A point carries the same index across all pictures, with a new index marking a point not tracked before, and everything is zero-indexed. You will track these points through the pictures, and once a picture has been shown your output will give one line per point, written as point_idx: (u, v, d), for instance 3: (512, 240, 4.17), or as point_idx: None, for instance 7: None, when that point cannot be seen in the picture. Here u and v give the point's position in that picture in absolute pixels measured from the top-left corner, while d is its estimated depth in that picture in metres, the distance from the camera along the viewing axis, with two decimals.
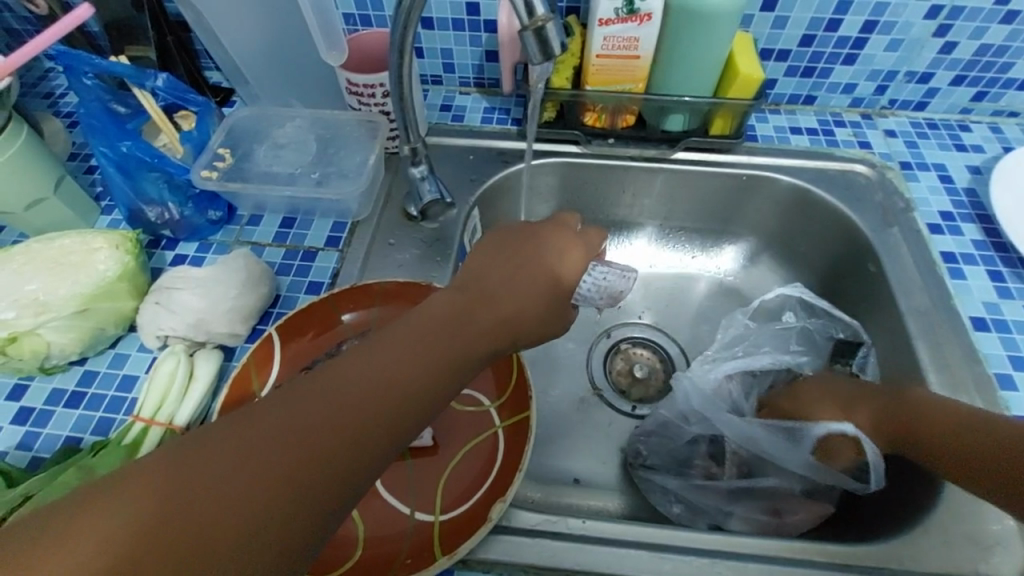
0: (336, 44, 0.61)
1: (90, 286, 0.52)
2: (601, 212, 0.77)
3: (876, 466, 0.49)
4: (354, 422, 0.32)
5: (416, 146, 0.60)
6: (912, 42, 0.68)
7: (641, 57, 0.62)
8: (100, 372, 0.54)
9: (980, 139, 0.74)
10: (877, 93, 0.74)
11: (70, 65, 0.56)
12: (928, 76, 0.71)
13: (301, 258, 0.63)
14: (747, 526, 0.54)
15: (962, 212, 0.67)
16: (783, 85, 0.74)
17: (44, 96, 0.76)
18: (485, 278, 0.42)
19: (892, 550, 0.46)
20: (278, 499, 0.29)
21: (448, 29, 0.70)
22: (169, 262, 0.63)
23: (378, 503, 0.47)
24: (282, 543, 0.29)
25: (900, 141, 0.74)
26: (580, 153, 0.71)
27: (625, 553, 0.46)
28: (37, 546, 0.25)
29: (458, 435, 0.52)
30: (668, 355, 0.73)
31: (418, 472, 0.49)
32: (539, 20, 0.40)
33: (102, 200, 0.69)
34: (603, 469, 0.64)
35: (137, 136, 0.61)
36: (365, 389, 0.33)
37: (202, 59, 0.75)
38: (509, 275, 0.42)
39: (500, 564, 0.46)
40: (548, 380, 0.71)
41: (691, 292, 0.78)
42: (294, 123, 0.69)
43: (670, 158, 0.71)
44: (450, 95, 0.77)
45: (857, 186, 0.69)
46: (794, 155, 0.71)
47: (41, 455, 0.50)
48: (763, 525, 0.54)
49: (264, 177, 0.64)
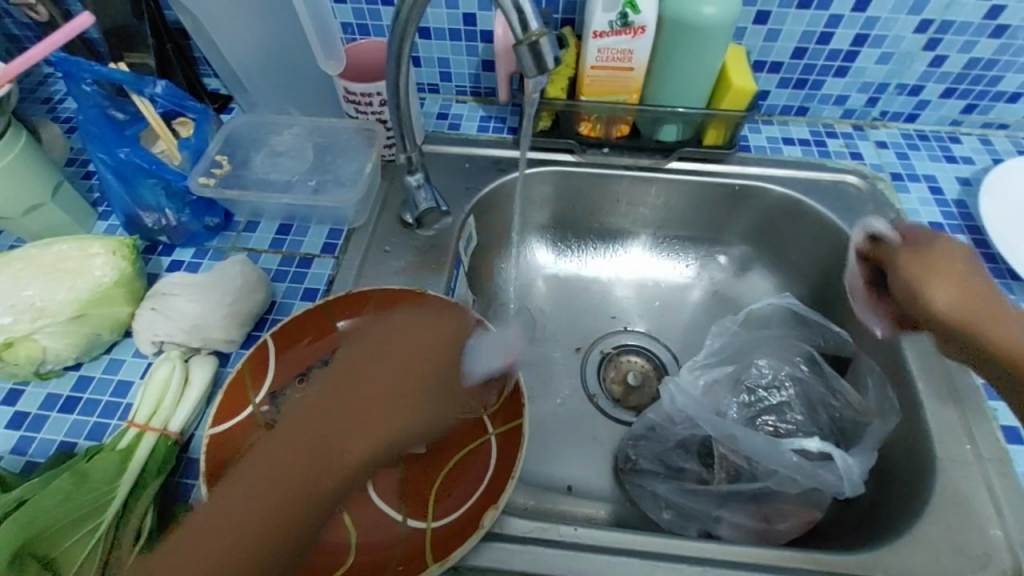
0: (334, 53, 0.62)
1: (87, 292, 0.53)
2: (596, 220, 0.77)
3: (848, 474, 0.52)
4: (328, 454, 0.37)
5: (412, 154, 0.60)
6: (903, 55, 0.69)
7: (635, 69, 0.63)
8: (95, 377, 0.55)
9: (969, 151, 0.75)
10: (868, 105, 0.75)
11: (69, 71, 0.57)
12: (919, 88, 0.72)
13: (297, 264, 0.63)
14: (737, 532, 0.54)
15: (951, 223, 0.68)
16: (775, 96, 0.75)
17: (44, 102, 0.77)
18: (433, 319, 0.46)
19: (881, 559, 0.46)
20: (272, 525, 0.34)
21: (445, 39, 0.70)
22: (166, 268, 0.63)
23: (370, 509, 0.47)
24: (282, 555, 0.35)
25: (891, 152, 0.75)
26: (576, 162, 0.72)
27: (616, 560, 0.46)
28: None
29: (451, 442, 0.52)
30: (661, 362, 0.74)
31: (410, 479, 0.50)
32: (533, 34, 0.41)
33: (99, 205, 0.69)
34: (596, 476, 0.64)
35: (135, 142, 0.62)
36: (330, 424, 0.38)
37: (201, 67, 0.76)
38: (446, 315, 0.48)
39: (491, 570, 0.46)
40: (542, 387, 0.71)
41: (685, 300, 0.78)
42: (292, 130, 0.69)
43: (664, 168, 0.71)
44: (447, 103, 0.78)
45: (848, 197, 0.70)
46: (787, 166, 0.72)
47: (35, 460, 0.50)
48: (752, 531, 0.54)
49: (261, 184, 0.65)
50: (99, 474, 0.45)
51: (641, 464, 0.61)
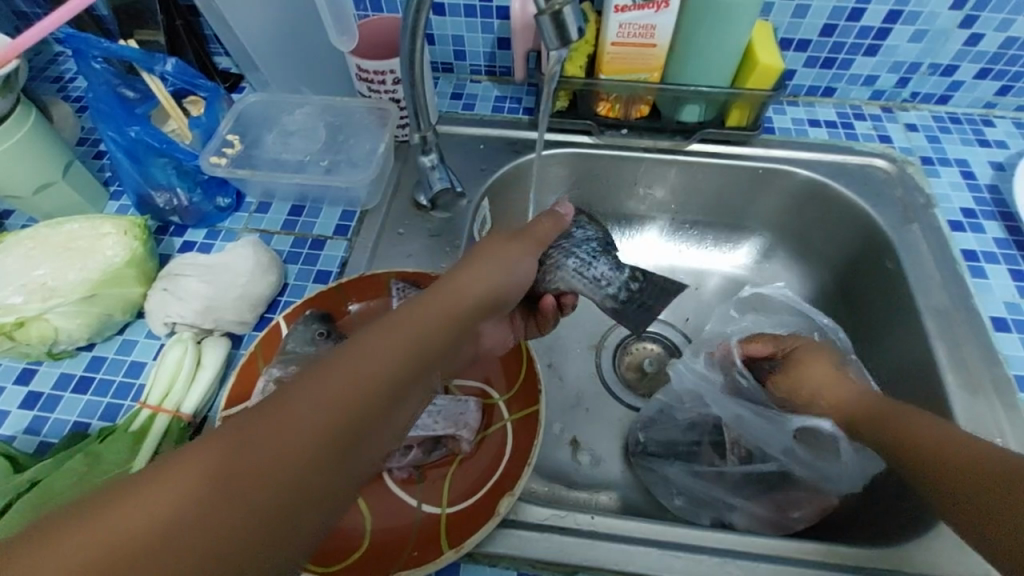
0: (347, 29, 0.60)
1: (98, 272, 0.52)
2: (613, 206, 0.76)
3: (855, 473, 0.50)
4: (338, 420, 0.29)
5: (427, 134, 0.58)
6: (938, 33, 0.66)
7: (656, 46, 0.61)
8: (108, 358, 0.54)
9: (1003, 135, 0.72)
10: (898, 86, 0.72)
11: (78, 48, 0.56)
12: (953, 68, 0.69)
13: (310, 246, 0.62)
14: (751, 521, 0.53)
15: (984, 209, 0.65)
16: (802, 76, 0.72)
17: (54, 80, 0.76)
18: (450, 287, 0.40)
19: (905, 554, 0.45)
20: (293, 489, 0.27)
21: (460, 15, 0.68)
22: (178, 249, 0.63)
23: (387, 496, 0.47)
24: (272, 539, 0.26)
25: (921, 135, 0.72)
26: (593, 143, 0.70)
27: (634, 550, 0.45)
28: (80, 516, 0.24)
29: (492, 444, 0.49)
30: (678, 349, 0.72)
31: (458, 476, 0.48)
32: (556, 4, 0.39)
33: (110, 184, 0.68)
34: (611, 464, 0.63)
35: (145, 121, 0.61)
36: (371, 383, 0.31)
37: (212, 44, 0.74)
38: (426, 311, 0.37)
39: (506, 557, 0.45)
40: (557, 373, 0.70)
41: (704, 285, 0.76)
42: (303, 109, 0.68)
43: (685, 150, 0.69)
44: (462, 83, 0.76)
45: (876, 181, 0.68)
46: (812, 148, 0.70)
47: (49, 440, 0.50)
48: (766, 519, 0.53)
49: (273, 164, 0.63)
50: (112, 456, 0.45)
51: (651, 448, 0.61)
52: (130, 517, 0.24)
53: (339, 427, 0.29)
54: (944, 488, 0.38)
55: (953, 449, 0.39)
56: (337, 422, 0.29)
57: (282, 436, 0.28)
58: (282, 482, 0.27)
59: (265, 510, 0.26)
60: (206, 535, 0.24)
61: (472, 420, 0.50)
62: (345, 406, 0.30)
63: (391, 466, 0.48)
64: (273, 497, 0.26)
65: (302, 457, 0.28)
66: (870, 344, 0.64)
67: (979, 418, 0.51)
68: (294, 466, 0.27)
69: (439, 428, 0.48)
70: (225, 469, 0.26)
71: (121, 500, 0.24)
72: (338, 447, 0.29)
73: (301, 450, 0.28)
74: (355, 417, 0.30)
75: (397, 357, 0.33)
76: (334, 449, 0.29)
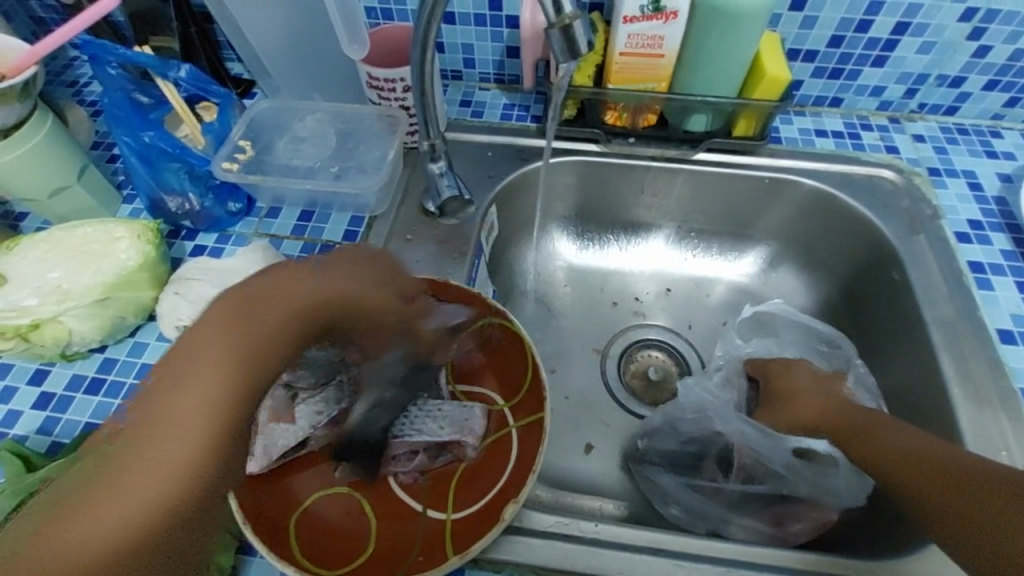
0: (358, 37, 0.60)
1: (111, 275, 0.53)
2: (619, 214, 0.76)
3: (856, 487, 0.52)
4: (227, 379, 0.31)
5: (436, 142, 0.59)
6: (946, 45, 0.66)
7: (664, 56, 0.61)
8: (119, 360, 0.55)
9: (1011, 146, 0.72)
10: (906, 97, 0.73)
11: (95, 54, 0.57)
12: (960, 80, 0.69)
13: (319, 251, 0.63)
14: (748, 535, 0.53)
15: (991, 221, 0.65)
16: (809, 86, 0.73)
17: (70, 85, 0.77)
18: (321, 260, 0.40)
19: (909, 566, 0.45)
20: (202, 444, 0.30)
21: (470, 24, 0.69)
22: (189, 253, 0.63)
23: (392, 501, 0.47)
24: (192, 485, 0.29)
25: (928, 146, 0.72)
26: (600, 152, 0.70)
27: (637, 558, 0.46)
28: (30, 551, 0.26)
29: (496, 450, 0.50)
30: (683, 357, 0.73)
31: (463, 481, 0.49)
32: (566, 18, 0.40)
33: (123, 188, 0.69)
34: (614, 471, 0.63)
35: (159, 126, 0.62)
36: (249, 334, 0.33)
37: (224, 51, 0.75)
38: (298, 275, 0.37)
39: (510, 564, 0.45)
40: (562, 379, 0.70)
41: (709, 294, 0.77)
42: (314, 116, 0.69)
43: (691, 159, 0.70)
44: (470, 91, 0.77)
45: (882, 191, 0.68)
46: (818, 158, 0.70)
47: (61, 441, 0.51)
48: (764, 535, 0.52)
49: (283, 170, 0.64)
50: None
51: (651, 457, 0.61)
52: (72, 541, 0.26)
53: (231, 380, 0.31)
54: (941, 497, 0.40)
55: (947, 458, 0.41)
56: (235, 377, 0.32)
57: (182, 407, 0.30)
58: (193, 433, 0.30)
59: (191, 458, 0.29)
60: (134, 517, 0.28)
61: (477, 426, 0.50)
62: (230, 362, 0.32)
63: (395, 471, 0.48)
64: (182, 463, 0.29)
65: (203, 417, 0.30)
66: (875, 355, 0.64)
67: (985, 431, 0.51)
68: (209, 419, 0.30)
69: (445, 435, 0.49)
70: (135, 452, 0.29)
71: (60, 529, 0.27)
72: (232, 396, 0.31)
73: (198, 419, 0.30)
74: (250, 360, 0.32)
75: (288, 324, 0.34)
76: (237, 398, 0.31)
